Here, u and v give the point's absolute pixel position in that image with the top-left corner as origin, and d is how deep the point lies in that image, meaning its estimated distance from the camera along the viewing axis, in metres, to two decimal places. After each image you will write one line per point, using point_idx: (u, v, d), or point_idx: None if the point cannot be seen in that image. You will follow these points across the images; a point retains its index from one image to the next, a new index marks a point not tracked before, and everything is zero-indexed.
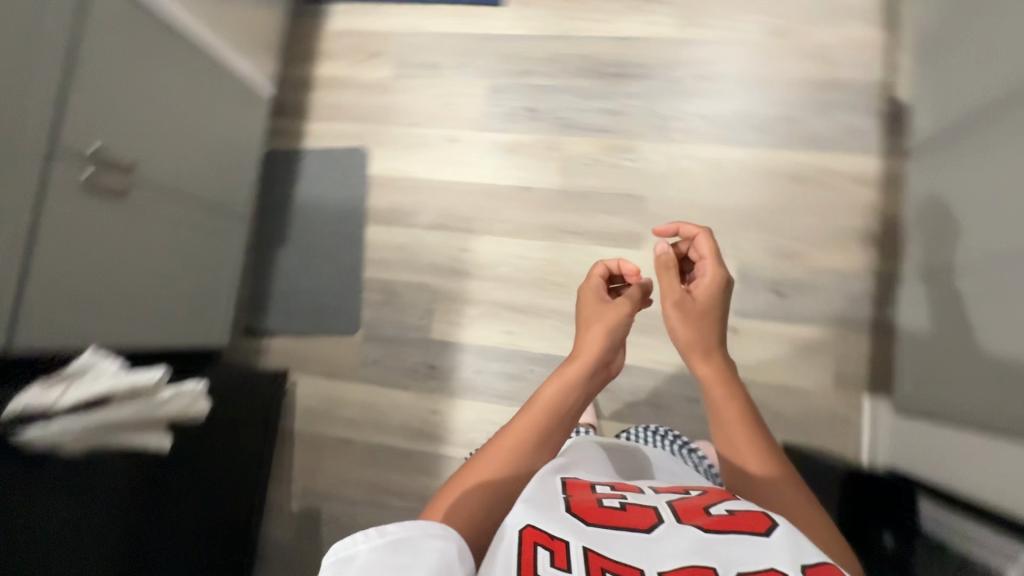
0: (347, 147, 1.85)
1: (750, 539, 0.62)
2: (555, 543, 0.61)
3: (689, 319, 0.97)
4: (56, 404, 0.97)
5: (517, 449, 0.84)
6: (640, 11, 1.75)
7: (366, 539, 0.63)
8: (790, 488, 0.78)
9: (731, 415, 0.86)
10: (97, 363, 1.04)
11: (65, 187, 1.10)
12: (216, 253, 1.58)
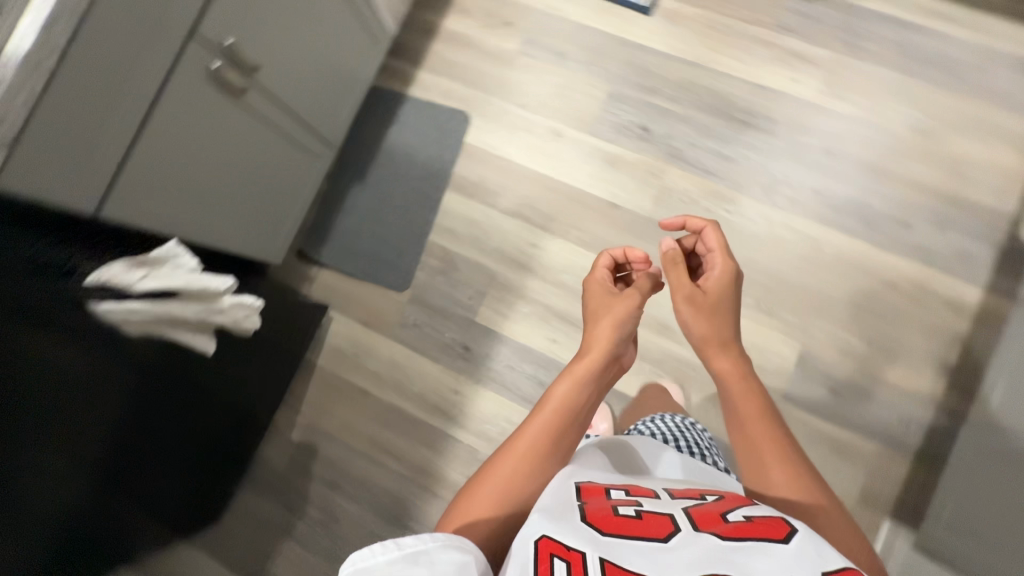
0: (451, 107, 1.81)
1: (771, 549, 0.58)
2: (572, 555, 0.58)
3: (698, 314, 0.96)
4: (137, 287, 0.92)
5: (529, 458, 0.80)
6: (787, 65, 1.67)
7: (384, 551, 0.60)
8: (804, 484, 0.78)
9: (747, 411, 0.86)
10: (180, 255, 0.98)
11: (191, 73, 1.08)
12: (298, 174, 1.56)
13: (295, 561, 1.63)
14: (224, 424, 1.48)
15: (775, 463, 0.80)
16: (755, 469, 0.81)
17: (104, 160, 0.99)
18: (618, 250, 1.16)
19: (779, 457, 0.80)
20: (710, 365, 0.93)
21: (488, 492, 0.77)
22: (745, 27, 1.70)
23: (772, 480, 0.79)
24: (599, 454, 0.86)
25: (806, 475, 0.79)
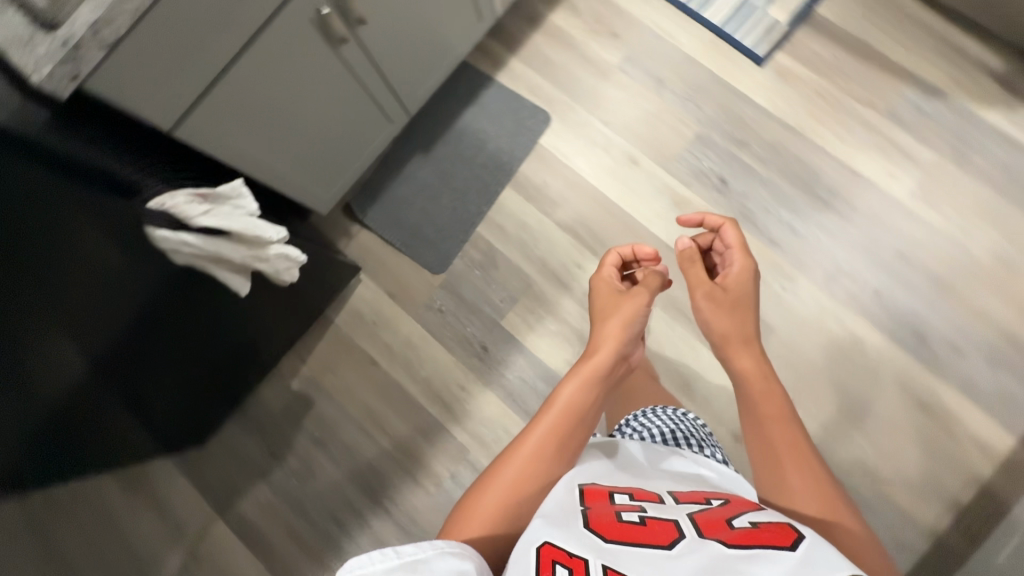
0: (534, 104, 1.75)
1: (775, 555, 0.59)
2: (574, 561, 0.60)
3: (719, 311, 1.02)
4: (196, 222, 0.89)
5: (538, 460, 0.83)
6: (888, 156, 1.58)
7: (382, 560, 0.56)
8: (821, 491, 0.78)
9: (770, 414, 0.88)
10: (244, 197, 0.96)
11: (298, 13, 1.04)
12: (370, 133, 1.52)
13: (264, 505, 1.65)
14: (229, 353, 1.47)
15: (793, 466, 0.81)
16: (772, 471, 0.82)
17: (194, 81, 0.96)
18: (627, 248, 1.20)
19: (796, 461, 0.81)
20: (733, 363, 0.97)
21: (496, 497, 0.79)
22: (856, 105, 1.61)
23: (788, 482, 0.80)
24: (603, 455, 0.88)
25: (823, 482, 0.79)
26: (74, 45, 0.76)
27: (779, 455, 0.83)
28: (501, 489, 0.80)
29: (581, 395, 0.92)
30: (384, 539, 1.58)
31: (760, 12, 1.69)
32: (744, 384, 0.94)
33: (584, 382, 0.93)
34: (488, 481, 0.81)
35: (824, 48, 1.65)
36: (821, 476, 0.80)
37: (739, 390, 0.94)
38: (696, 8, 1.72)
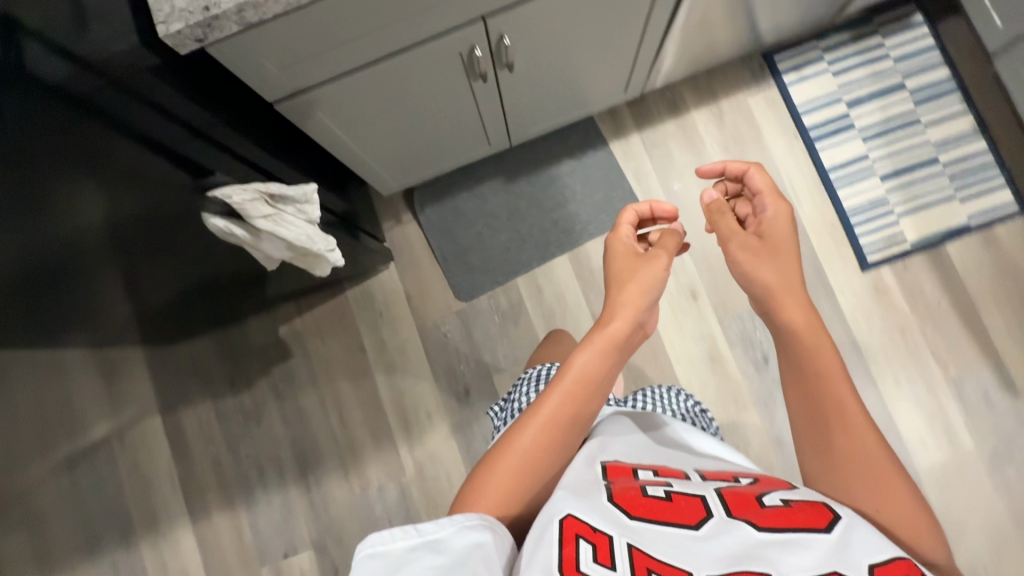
0: (632, 189, 1.66)
1: (805, 538, 0.64)
2: (599, 539, 0.66)
3: (759, 259, 0.91)
4: (259, 221, 0.85)
5: (553, 431, 0.84)
6: (931, 424, 1.51)
7: (404, 537, 0.63)
8: (877, 471, 0.76)
9: (829, 388, 0.81)
10: (312, 204, 0.92)
11: (449, 46, 0.97)
12: (463, 147, 1.46)
13: (204, 420, 1.69)
14: (236, 280, 1.43)
15: (848, 445, 0.78)
16: (825, 452, 0.80)
17: (316, 72, 0.90)
18: (644, 204, 1.09)
19: (851, 440, 0.78)
20: (778, 317, 0.87)
21: (512, 470, 0.81)
22: (929, 359, 1.53)
23: (841, 464, 0.78)
24: (621, 427, 0.95)
25: (879, 461, 0.76)
26: (213, 15, 0.71)
27: (834, 437, 0.79)
28: (517, 461, 0.81)
29: (596, 364, 0.89)
30: (293, 507, 1.63)
31: (893, 218, 1.58)
32: (791, 343, 0.85)
33: (599, 350, 0.90)
34: (503, 452, 0.82)
35: (932, 287, 1.55)
36: (879, 453, 0.77)
37: (782, 343, 0.87)
38: (835, 181, 1.61)
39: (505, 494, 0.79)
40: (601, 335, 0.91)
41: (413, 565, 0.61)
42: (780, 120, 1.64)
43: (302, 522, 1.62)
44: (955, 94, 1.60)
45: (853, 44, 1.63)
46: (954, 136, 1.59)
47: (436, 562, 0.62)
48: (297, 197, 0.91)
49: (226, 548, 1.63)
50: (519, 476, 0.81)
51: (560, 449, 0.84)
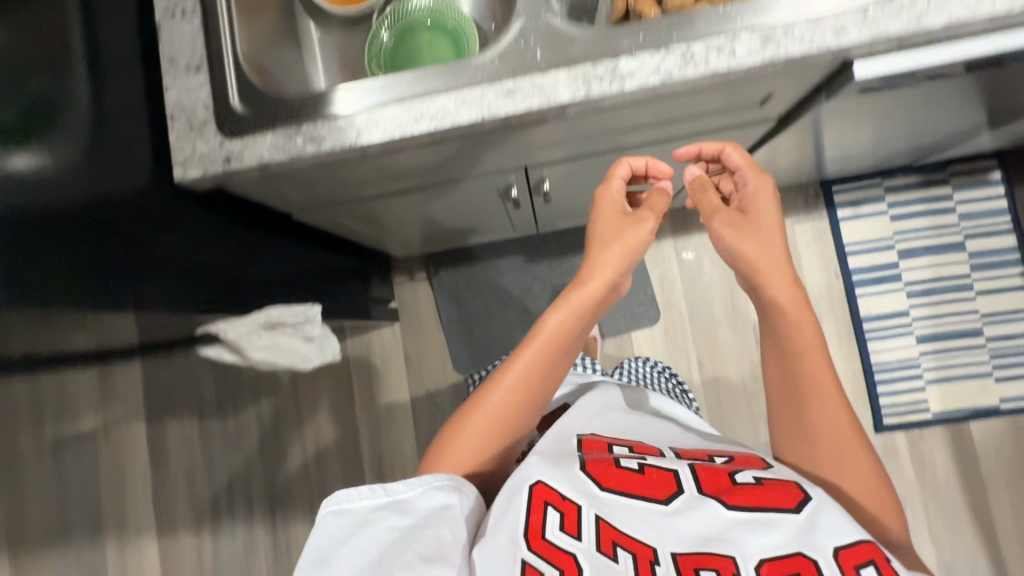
0: (654, 296, 1.59)
1: (774, 518, 0.61)
2: (567, 508, 0.63)
3: (742, 233, 0.75)
4: (251, 354, 0.80)
5: (520, 395, 0.75)
6: None
7: (370, 496, 0.61)
8: (848, 451, 0.70)
9: (810, 368, 0.72)
10: (314, 323, 0.86)
11: (483, 184, 0.91)
12: (487, 231, 1.40)
13: (186, 436, 1.69)
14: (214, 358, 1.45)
15: (823, 424, 0.71)
16: (797, 429, 0.73)
17: (337, 195, 0.86)
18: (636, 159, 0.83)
19: (823, 416, 0.71)
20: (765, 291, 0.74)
21: (478, 437, 0.73)
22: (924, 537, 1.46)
23: (812, 442, 0.71)
24: (603, 402, 0.91)
25: (850, 439, 0.70)
26: (232, 166, 0.66)
27: (808, 415, 0.72)
28: (482, 426, 0.73)
29: (571, 324, 0.76)
30: (257, 541, 1.63)
31: (919, 383, 1.50)
32: (774, 316, 0.73)
33: (576, 310, 0.76)
34: (468, 414, 0.74)
35: (945, 462, 1.47)
36: (851, 429, 0.71)
37: (766, 320, 0.75)
38: (867, 331, 1.52)
39: (471, 458, 0.72)
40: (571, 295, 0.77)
41: (378, 524, 0.59)
42: (823, 254, 1.55)
43: (263, 558, 1.63)
44: (1016, 266, 1.49)
45: (918, 190, 1.53)
46: (1004, 311, 1.49)
47: (402, 521, 0.59)
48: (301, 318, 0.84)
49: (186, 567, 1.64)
50: (485, 439, 0.73)
51: (528, 409, 0.76)
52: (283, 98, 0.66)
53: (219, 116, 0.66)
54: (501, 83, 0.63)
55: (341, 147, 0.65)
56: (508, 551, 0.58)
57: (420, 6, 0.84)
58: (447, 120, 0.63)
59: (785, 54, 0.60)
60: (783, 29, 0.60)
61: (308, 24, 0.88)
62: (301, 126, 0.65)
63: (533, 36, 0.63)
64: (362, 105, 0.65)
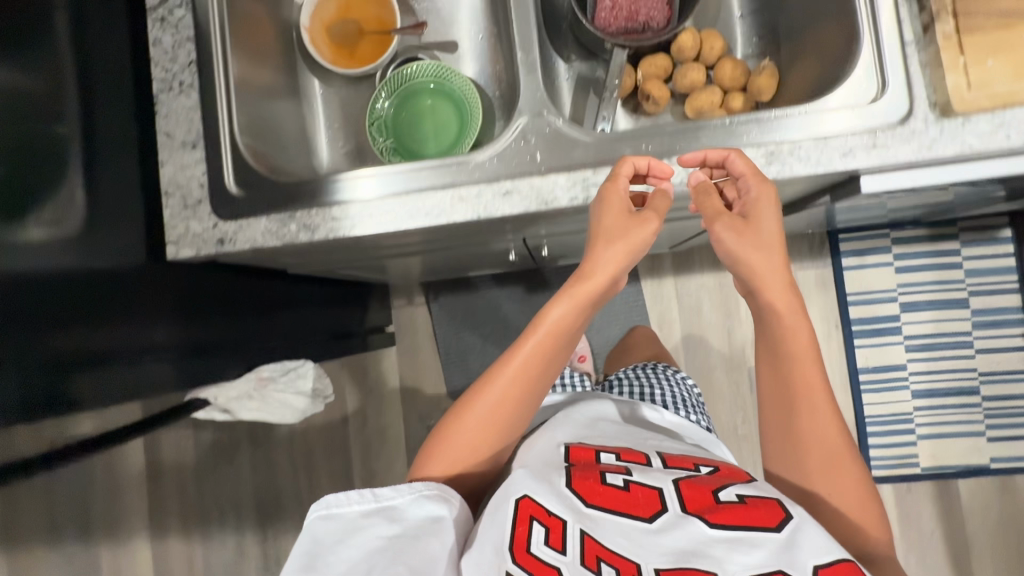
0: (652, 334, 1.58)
1: (766, 538, 0.48)
2: (553, 521, 0.52)
3: (739, 232, 0.56)
4: (238, 413, 0.81)
5: (507, 405, 0.62)
6: None
7: (359, 501, 0.53)
8: (850, 487, 0.55)
9: (808, 383, 0.57)
10: (302, 370, 0.88)
11: (482, 246, 0.90)
12: (487, 266, 1.39)
13: None
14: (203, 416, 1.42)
15: (819, 452, 0.56)
16: (786, 454, 0.58)
17: (335, 258, 0.85)
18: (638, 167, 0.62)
19: (812, 432, 0.56)
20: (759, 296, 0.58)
21: (455, 451, 0.62)
22: None
23: (806, 472, 0.56)
24: (581, 414, 0.78)
25: (853, 472, 0.55)
26: (226, 246, 0.66)
27: (804, 440, 0.57)
28: (461, 439, 0.62)
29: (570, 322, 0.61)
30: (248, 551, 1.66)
31: (911, 437, 1.50)
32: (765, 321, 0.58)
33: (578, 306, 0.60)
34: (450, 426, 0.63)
35: (931, 520, 1.47)
36: (852, 459, 0.56)
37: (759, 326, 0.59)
38: (863, 382, 1.52)
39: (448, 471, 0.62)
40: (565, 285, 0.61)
41: (366, 536, 0.51)
42: (825, 303, 1.54)
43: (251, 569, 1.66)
44: (1018, 326, 1.48)
45: (926, 244, 1.50)
46: (1003, 370, 1.48)
47: (392, 531, 0.52)
48: (285, 369, 0.87)
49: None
50: (465, 453, 0.62)
51: (518, 420, 0.63)
52: (278, 182, 0.65)
53: (214, 196, 0.66)
54: (499, 183, 0.62)
55: (334, 236, 0.64)
56: (491, 564, 0.49)
57: (426, 69, 0.83)
58: (443, 217, 0.63)
59: (790, 173, 0.59)
60: (789, 147, 0.59)
61: (311, 78, 0.86)
62: (295, 213, 0.65)
63: (534, 137, 0.62)
64: (358, 195, 0.64)
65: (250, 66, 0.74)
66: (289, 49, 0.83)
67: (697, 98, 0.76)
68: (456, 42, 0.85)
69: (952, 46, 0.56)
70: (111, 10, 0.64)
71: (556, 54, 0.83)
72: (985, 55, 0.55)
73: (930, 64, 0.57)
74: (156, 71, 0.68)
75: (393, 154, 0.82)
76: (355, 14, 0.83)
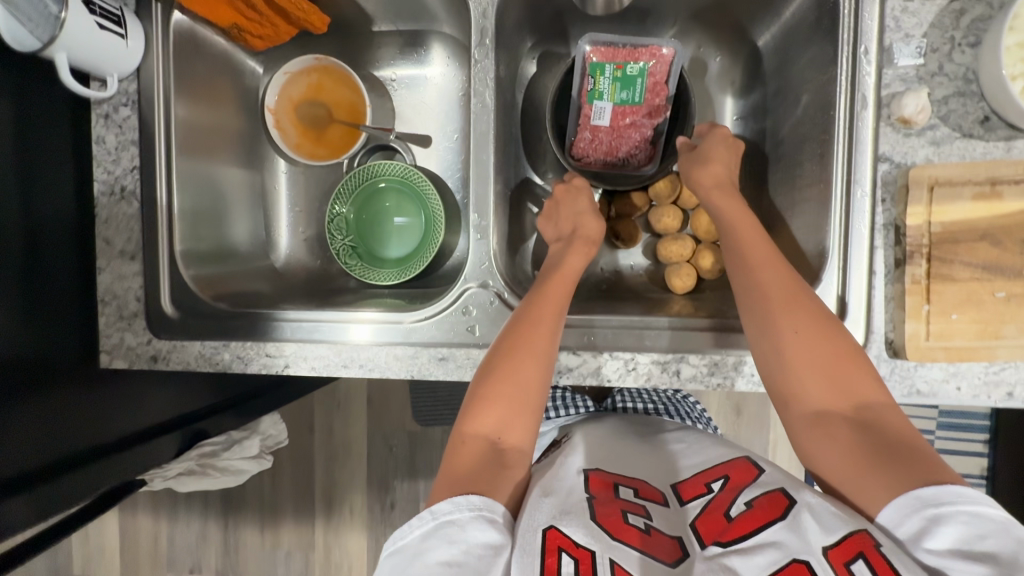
0: None
1: (784, 535, 0.43)
2: (582, 551, 0.44)
3: (730, 200, 0.59)
4: (170, 481, 0.81)
5: (544, 321, 0.55)
6: None
7: (419, 526, 0.47)
8: (845, 373, 0.49)
9: (780, 296, 0.52)
10: (240, 443, 0.89)
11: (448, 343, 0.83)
12: None
13: None
14: None
15: (800, 351, 0.50)
16: (763, 369, 0.53)
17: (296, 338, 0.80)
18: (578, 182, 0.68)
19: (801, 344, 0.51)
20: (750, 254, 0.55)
21: (503, 391, 0.53)
22: None
23: (787, 377, 0.51)
24: (592, 431, 0.64)
25: (858, 377, 0.49)
26: (160, 362, 0.65)
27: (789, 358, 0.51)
28: (494, 393, 0.53)
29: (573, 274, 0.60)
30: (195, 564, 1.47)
31: None
32: (743, 269, 0.55)
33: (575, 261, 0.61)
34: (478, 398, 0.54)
35: None
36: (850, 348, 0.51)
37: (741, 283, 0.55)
38: None
39: (500, 423, 0.53)
40: (574, 237, 0.64)
41: (426, 563, 0.44)
42: None
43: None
44: None
45: None
46: None
47: (453, 557, 0.44)
48: (224, 442, 0.87)
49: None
50: (513, 392, 0.53)
51: (558, 338, 0.56)
52: (215, 308, 0.65)
53: (150, 314, 0.65)
54: (435, 348, 0.60)
55: (266, 372, 0.63)
56: None
57: (391, 168, 0.77)
58: (376, 370, 0.61)
59: (731, 386, 0.58)
60: (734, 360, 0.57)
61: (276, 158, 0.80)
62: (231, 343, 0.64)
63: (475, 309, 0.60)
64: (297, 335, 0.63)
65: (208, 137, 0.70)
66: (252, 130, 0.77)
67: (669, 244, 0.71)
68: (428, 136, 0.80)
69: (918, 290, 0.52)
70: (56, 114, 0.60)
71: (532, 169, 0.76)
72: (949, 308, 0.52)
73: (895, 299, 0.54)
74: (99, 171, 0.65)
75: (350, 255, 0.77)
76: (326, 96, 0.77)
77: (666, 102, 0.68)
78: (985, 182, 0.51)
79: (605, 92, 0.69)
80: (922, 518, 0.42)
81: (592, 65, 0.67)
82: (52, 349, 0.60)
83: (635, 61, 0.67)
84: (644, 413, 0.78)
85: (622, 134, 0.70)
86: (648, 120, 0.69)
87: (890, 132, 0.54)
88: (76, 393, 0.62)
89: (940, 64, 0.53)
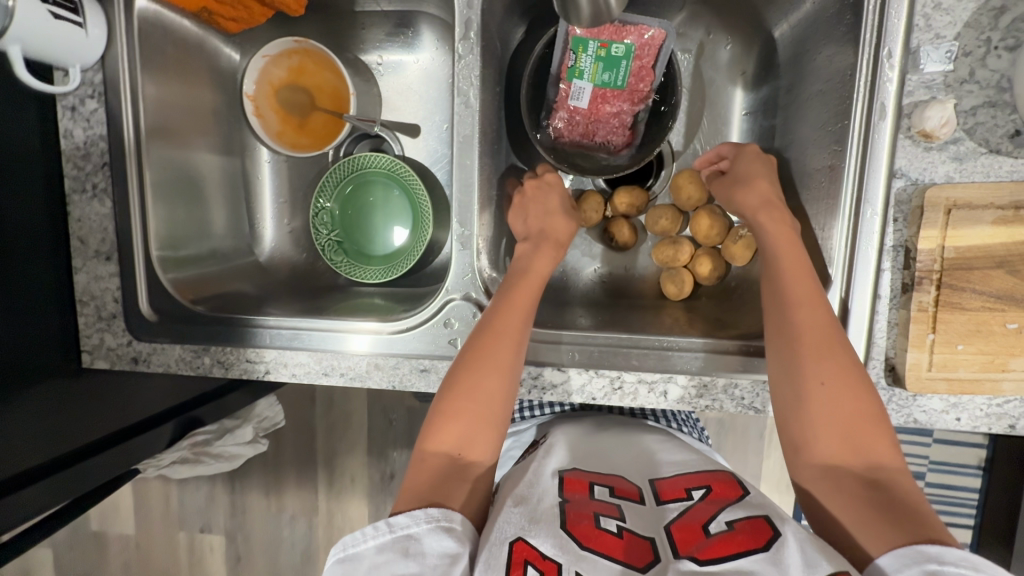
0: None
1: (763, 567, 0.40)
2: (549, 563, 0.42)
3: (781, 224, 0.53)
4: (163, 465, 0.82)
5: (508, 330, 0.53)
6: None
7: (374, 536, 0.44)
8: (861, 431, 0.46)
9: (810, 340, 0.48)
10: (237, 430, 0.90)
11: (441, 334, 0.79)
12: None
13: None
14: None
15: (823, 406, 0.46)
16: (778, 411, 0.49)
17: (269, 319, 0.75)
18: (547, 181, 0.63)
19: (823, 386, 0.47)
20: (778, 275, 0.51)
21: (465, 404, 0.51)
22: None
23: (802, 427, 0.47)
24: (568, 427, 0.61)
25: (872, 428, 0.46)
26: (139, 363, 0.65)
27: (806, 402, 0.47)
28: (458, 400, 0.51)
29: (543, 272, 0.57)
30: (235, 536, 1.33)
31: None
32: (778, 300, 0.50)
33: (551, 259, 0.59)
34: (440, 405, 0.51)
35: None
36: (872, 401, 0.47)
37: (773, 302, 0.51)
38: None
39: (461, 437, 0.50)
40: (542, 238, 0.60)
41: None
42: None
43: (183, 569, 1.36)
44: None
45: None
46: None
47: (408, 570, 0.42)
48: (221, 430, 0.88)
49: (159, 556, 1.35)
50: (478, 406, 0.51)
51: (523, 349, 0.53)
52: (195, 312, 0.63)
53: (128, 314, 0.64)
54: (417, 360, 0.59)
55: (248, 376, 0.63)
56: None
57: (377, 161, 0.74)
58: (358, 381, 0.61)
59: (718, 409, 0.56)
60: (723, 383, 0.56)
61: (258, 146, 0.77)
62: (211, 348, 0.63)
63: (457, 322, 0.59)
64: (277, 342, 0.62)
65: (179, 119, 0.67)
66: (231, 117, 0.74)
67: (666, 249, 0.66)
68: (416, 126, 0.76)
69: (925, 319, 0.49)
70: (20, 111, 0.57)
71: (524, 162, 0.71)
72: (957, 339, 0.49)
73: (899, 325, 0.51)
74: (69, 167, 0.63)
75: (336, 250, 0.74)
76: (308, 81, 0.72)
77: (650, 89, 0.63)
78: (1007, 206, 0.47)
79: (586, 70, 0.62)
80: (922, 571, 0.39)
81: (575, 40, 0.60)
82: (33, 351, 0.59)
83: (621, 40, 0.60)
84: (637, 411, 0.71)
85: (598, 118, 0.65)
86: (629, 106, 0.64)
87: (908, 145, 0.50)
88: (62, 388, 0.62)
89: (971, 70, 0.48)
